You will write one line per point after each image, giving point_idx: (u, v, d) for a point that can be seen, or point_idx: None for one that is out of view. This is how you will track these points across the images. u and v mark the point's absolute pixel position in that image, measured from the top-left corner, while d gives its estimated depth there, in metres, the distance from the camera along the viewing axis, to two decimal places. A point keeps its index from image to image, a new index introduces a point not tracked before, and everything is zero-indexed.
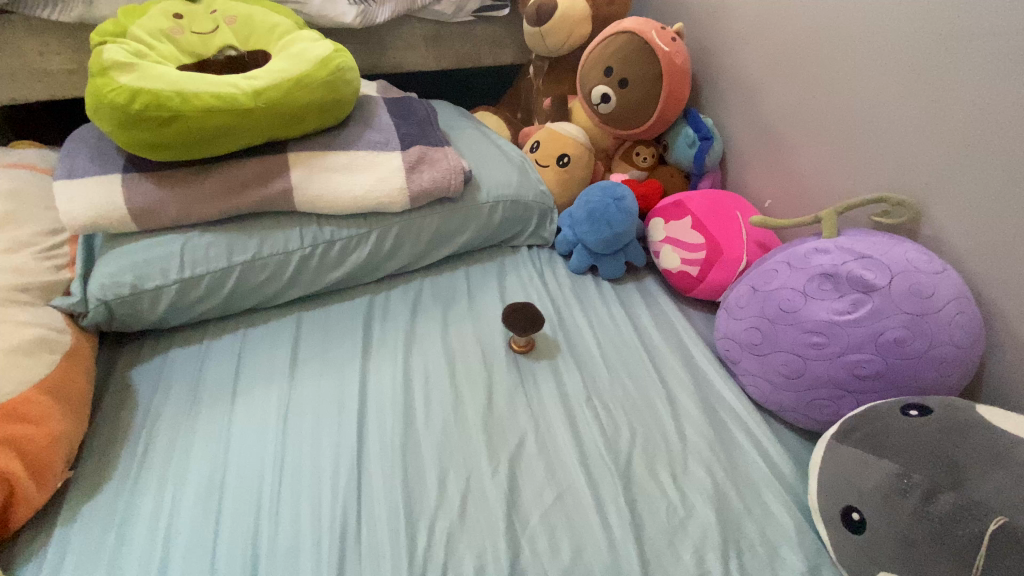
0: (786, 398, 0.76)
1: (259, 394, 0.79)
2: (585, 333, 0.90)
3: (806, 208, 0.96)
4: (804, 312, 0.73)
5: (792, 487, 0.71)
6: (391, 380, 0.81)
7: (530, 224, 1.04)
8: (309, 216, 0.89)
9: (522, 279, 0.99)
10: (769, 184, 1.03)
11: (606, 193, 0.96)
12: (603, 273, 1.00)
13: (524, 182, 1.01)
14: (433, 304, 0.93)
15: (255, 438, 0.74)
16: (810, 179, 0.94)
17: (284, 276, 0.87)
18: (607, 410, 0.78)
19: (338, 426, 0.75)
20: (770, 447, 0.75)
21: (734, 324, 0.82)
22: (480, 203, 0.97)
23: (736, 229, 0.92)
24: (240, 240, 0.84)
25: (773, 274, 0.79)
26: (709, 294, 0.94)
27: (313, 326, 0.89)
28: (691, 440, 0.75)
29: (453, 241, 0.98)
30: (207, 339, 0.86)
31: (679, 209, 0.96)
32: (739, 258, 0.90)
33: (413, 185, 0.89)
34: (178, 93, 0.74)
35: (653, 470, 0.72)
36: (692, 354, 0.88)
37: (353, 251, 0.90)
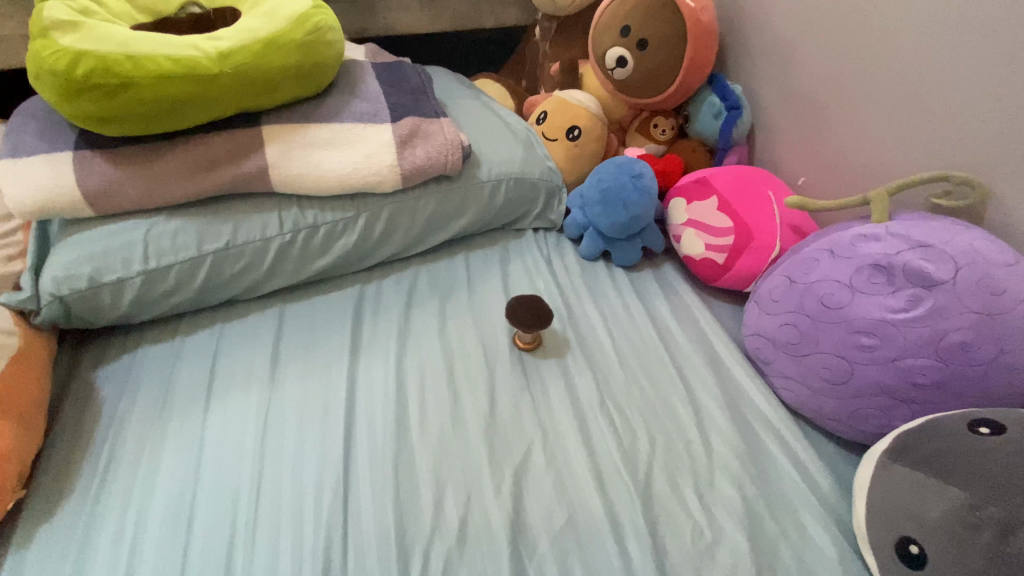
0: (827, 406, 0.68)
1: (237, 397, 0.71)
2: (597, 328, 0.81)
3: (848, 187, 0.85)
4: (851, 308, 0.64)
5: (833, 507, 0.63)
6: (383, 382, 0.72)
7: (537, 205, 0.94)
8: (290, 197, 0.79)
9: (528, 266, 0.90)
10: (804, 161, 0.92)
11: (622, 169, 0.86)
12: (617, 259, 0.91)
13: (529, 158, 0.92)
14: (430, 294, 0.84)
15: (231, 448, 0.66)
16: (853, 154, 0.83)
17: (264, 266, 0.78)
18: (623, 416, 0.70)
19: (323, 435, 0.67)
20: (808, 460, 0.67)
21: (766, 319, 0.73)
22: (482, 182, 0.87)
23: (768, 212, 0.82)
24: (212, 226, 0.75)
25: (814, 264, 0.69)
26: (736, 284, 0.85)
27: (297, 320, 0.80)
28: (717, 451, 0.67)
29: (451, 225, 0.89)
30: (180, 336, 0.78)
31: (703, 188, 0.87)
32: (772, 245, 0.81)
33: (404, 163, 0.79)
34: (128, 57, 0.64)
35: (675, 487, 0.64)
36: (717, 352, 0.79)
37: (339, 237, 0.81)
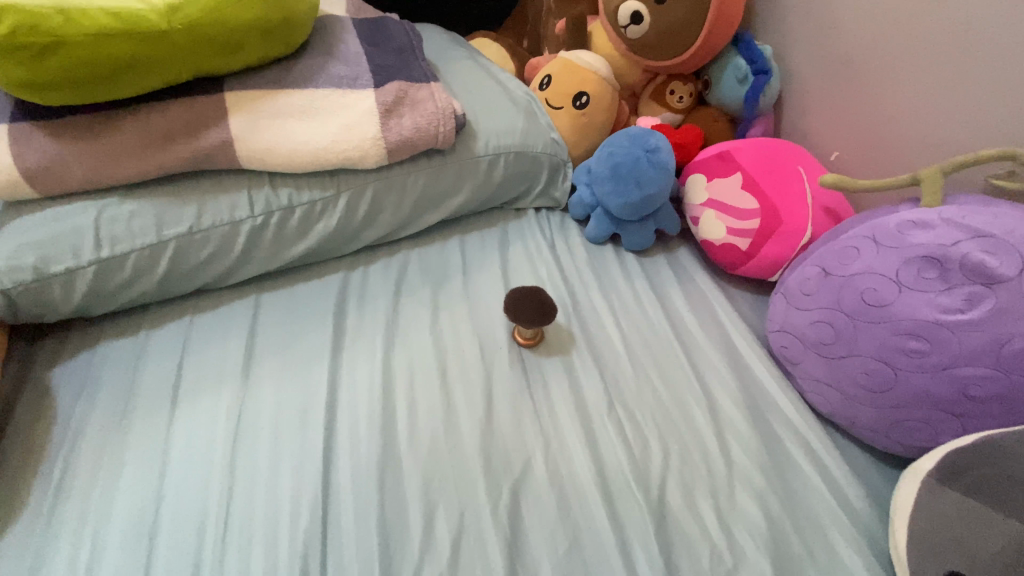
0: (863, 414, 0.61)
1: (206, 401, 0.64)
2: (605, 320, 0.73)
3: (889, 164, 0.75)
4: (897, 307, 0.56)
5: (867, 526, 0.57)
6: (368, 383, 0.65)
7: (540, 181, 0.85)
8: (261, 174, 0.70)
9: (529, 250, 0.82)
10: (840, 133, 0.82)
11: (635, 143, 0.77)
12: (627, 243, 0.82)
13: (531, 130, 0.82)
14: (421, 282, 0.77)
15: (200, 459, 0.59)
16: (899, 126, 0.73)
17: (234, 252, 0.70)
18: (633, 423, 0.63)
19: (301, 442, 0.60)
20: (838, 472, 0.60)
21: (795, 315, 0.66)
22: (478, 156, 0.78)
23: (798, 191, 0.74)
24: (173, 208, 0.66)
25: (854, 254, 0.61)
26: (759, 273, 0.77)
27: (274, 311, 0.72)
28: (738, 463, 0.61)
29: (444, 204, 0.80)
30: (144, 329, 0.70)
31: (725, 165, 0.78)
32: (802, 229, 0.72)
33: (390, 135, 0.70)
34: (58, 10, 0.54)
35: (692, 503, 0.57)
36: (737, 348, 0.72)
37: (318, 219, 0.73)
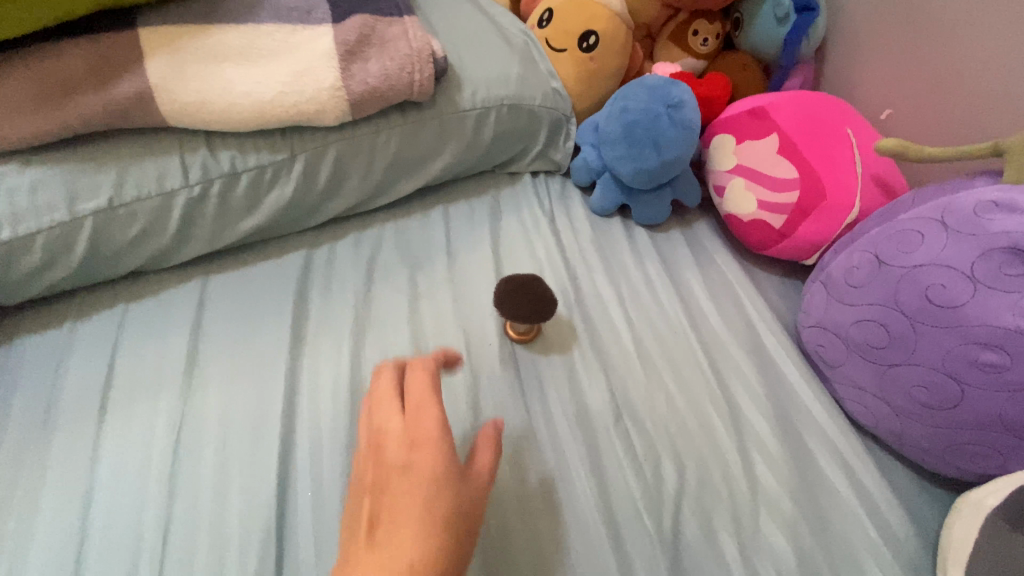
0: (914, 430, 0.52)
1: (141, 410, 0.54)
2: (611, 310, 0.63)
3: (954, 122, 0.63)
4: (970, 310, 0.46)
5: (910, 560, 0.49)
6: (333, 387, 0.55)
7: (537, 141, 0.73)
8: (196, 134, 0.57)
9: (525, 224, 0.70)
10: (895, 85, 0.69)
11: (652, 95, 0.64)
12: (638, 215, 0.71)
13: (528, 78, 0.69)
14: (397, 262, 0.65)
15: (134, 483, 0.50)
16: (970, 73, 0.61)
17: (169, 229, 0.58)
18: (643, 436, 0.54)
19: (253, 462, 0.51)
20: (877, 494, 0.52)
21: (838, 311, 0.56)
22: (464, 111, 0.65)
23: (845, 157, 0.62)
24: (87, 176, 0.54)
25: (917, 242, 0.50)
26: (791, 254, 0.66)
27: (223, 299, 0.61)
28: (764, 485, 0.52)
29: (424, 169, 0.68)
30: (70, 322, 0.59)
31: (758, 123, 0.65)
32: (846, 204, 0.61)
33: (352, 83, 0.56)
34: None
35: (710, 534, 0.49)
36: (762, 343, 0.62)
37: (269, 188, 0.60)
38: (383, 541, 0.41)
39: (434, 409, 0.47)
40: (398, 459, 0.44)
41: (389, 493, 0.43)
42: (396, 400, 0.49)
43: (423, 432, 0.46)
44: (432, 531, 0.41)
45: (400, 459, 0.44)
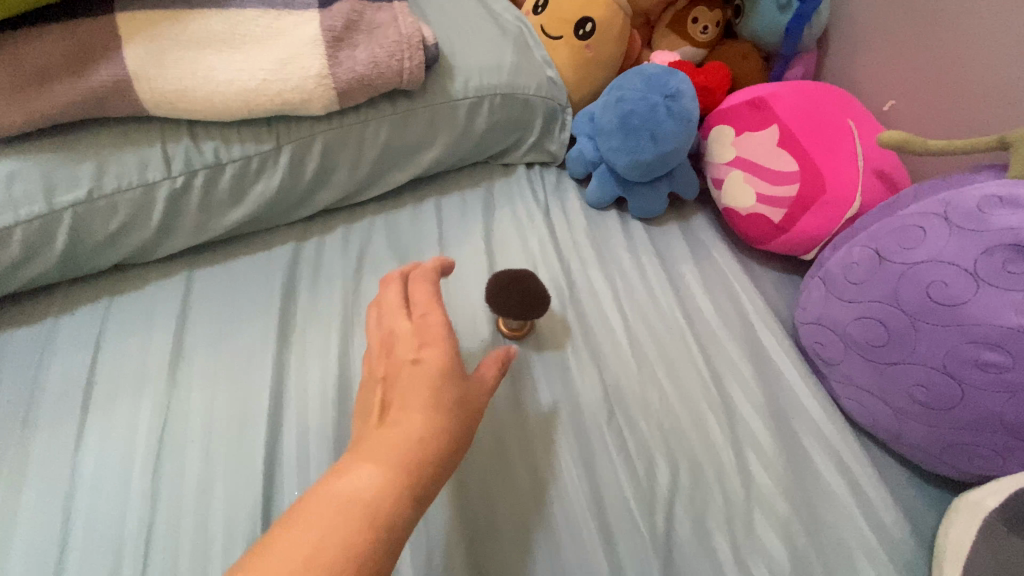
0: (912, 430, 0.51)
1: (124, 407, 0.52)
2: (606, 305, 0.62)
3: (960, 113, 0.61)
4: (971, 308, 0.45)
5: (905, 561, 0.48)
6: (320, 384, 0.54)
7: (532, 132, 0.71)
8: (178, 123, 0.56)
9: (519, 217, 0.69)
10: (899, 75, 0.67)
11: (649, 84, 0.62)
12: (634, 208, 0.70)
13: (523, 67, 0.67)
14: (388, 256, 0.64)
15: (116, 481, 0.48)
16: (976, 61, 0.59)
17: (152, 222, 0.56)
18: (637, 434, 0.53)
19: (239, 460, 0.50)
20: (873, 494, 0.52)
21: (836, 307, 0.55)
22: (456, 100, 0.63)
23: (846, 150, 0.60)
24: (65, 166, 0.52)
25: (918, 237, 0.49)
26: (789, 249, 0.65)
27: (209, 294, 0.60)
28: (758, 485, 0.51)
29: (415, 159, 0.66)
30: (51, 316, 0.58)
31: (757, 114, 0.64)
32: (846, 197, 0.59)
33: (339, 71, 0.55)
34: None
35: (703, 535, 0.49)
36: (759, 340, 0.61)
37: (255, 180, 0.59)
38: (396, 422, 0.38)
39: (440, 315, 0.46)
40: (407, 353, 0.43)
41: (397, 383, 0.41)
42: (402, 307, 0.47)
43: (432, 328, 0.44)
44: (445, 415, 0.39)
45: (409, 354, 0.43)
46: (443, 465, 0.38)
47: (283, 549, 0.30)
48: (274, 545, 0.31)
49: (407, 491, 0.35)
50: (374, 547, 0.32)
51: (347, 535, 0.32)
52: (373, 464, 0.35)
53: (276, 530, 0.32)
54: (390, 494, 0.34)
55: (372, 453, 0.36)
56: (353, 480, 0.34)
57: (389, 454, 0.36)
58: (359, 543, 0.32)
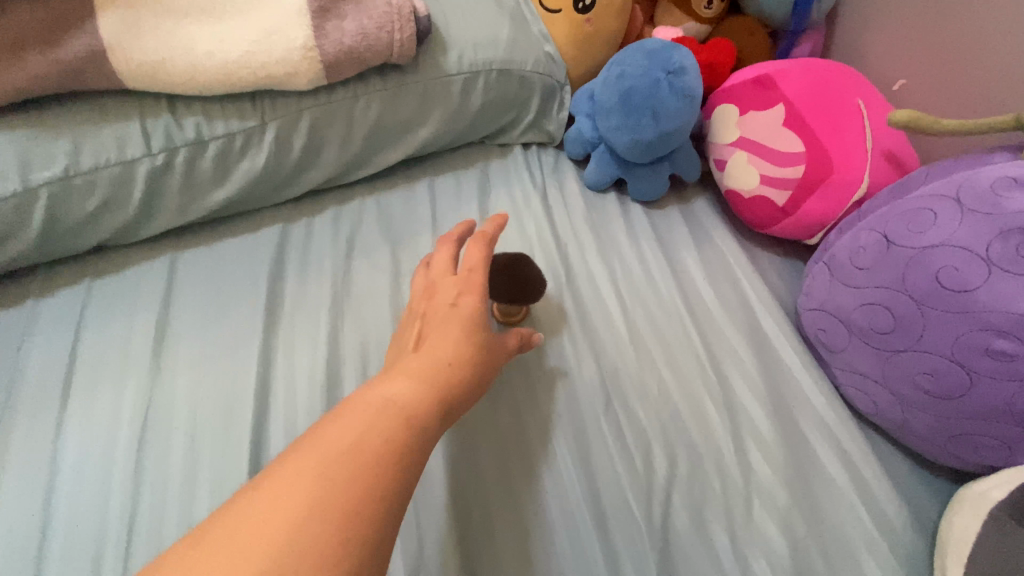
0: (918, 419, 0.50)
1: (106, 393, 0.51)
2: (603, 290, 0.60)
3: (976, 89, 0.58)
4: (983, 294, 0.43)
5: (906, 552, 0.47)
6: (308, 371, 0.53)
7: (529, 110, 0.69)
8: (158, 98, 0.53)
9: (515, 199, 0.67)
10: (914, 50, 0.65)
11: (651, 59, 0.60)
12: (634, 190, 0.67)
13: (519, 41, 0.64)
14: (379, 238, 0.62)
15: (97, 469, 0.47)
16: (994, 32, 0.56)
17: (133, 201, 0.54)
18: (635, 423, 0.52)
19: (224, 448, 0.48)
20: (875, 484, 0.51)
21: (841, 293, 0.53)
22: (450, 75, 0.61)
23: (855, 130, 0.58)
24: (39, 143, 0.50)
25: (928, 221, 0.47)
26: (793, 233, 0.63)
27: (194, 276, 0.58)
28: (757, 475, 0.50)
29: (407, 137, 0.64)
30: (31, 299, 0.56)
31: (763, 92, 0.61)
32: (853, 179, 0.57)
33: (326, 43, 0.52)
34: None
35: (701, 526, 0.47)
36: (760, 327, 0.60)
37: (240, 158, 0.57)
38: (430, 351, 0.40)
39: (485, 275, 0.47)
40: (445, 296, 0.45)
41: (433, 320, 0.43)
42: (449, 267, 0.49)
43: (469, 277, 0.46)
44: (476, 348, 0.42)
45: (447, 298, 0.45)
46: (471, 389, 0.40)
47: (328, 433, 0.32)
48: (318, 433, 0.32)
49: (439, 404, 0.37)
50: (410, 445, 0.33)
51: (386, 432, 0.33)
52: (410, 378, 0.38)
53: (318, 423, 0.33)
54: (425, 404, 0.36)
55: (407, 371, 0.38)
56: (391, 388, 0.36)
57: (425, 371, 0.38)
58: (398, 437, 0.33)
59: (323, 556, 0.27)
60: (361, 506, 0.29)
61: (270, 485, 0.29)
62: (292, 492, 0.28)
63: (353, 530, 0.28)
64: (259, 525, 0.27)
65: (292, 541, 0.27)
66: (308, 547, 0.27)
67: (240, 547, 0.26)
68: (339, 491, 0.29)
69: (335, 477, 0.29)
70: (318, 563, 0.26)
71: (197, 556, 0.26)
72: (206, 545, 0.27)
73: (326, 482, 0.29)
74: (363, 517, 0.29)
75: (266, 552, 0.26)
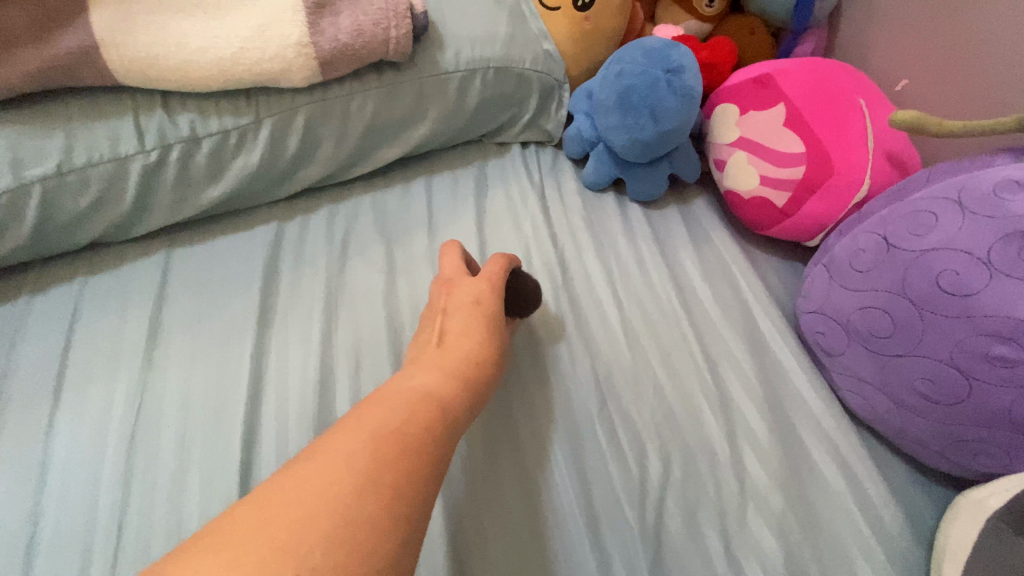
0: (915, 425, 0.49)
1: (97, 389, 0.50)
2: (600, 290, 0.59)
3: (978, 91, 0.57)
4: (984, 299, 0.42)
5: (901, 558, 0.47)
6: (300, 369, 0.52)
7: (527, 108, 0.68)
8: (151, 94, 0.53)
9: (512, 197, 0.66)
10: (916, 51, 0.64)
11: (651, 59, 0.59)
12: (632, 190, 0.67)
13: (517, 38, 0.63)
14: (374, 236, 0.62)
15: (87, 467, 0.47)
16: (997, 33, 0.55)
17: (126, 198, 0.54)
18: (629, 424, 0.51)
19: (215, 447, 0.48)
20: (871, 488, 0.50)
21: (839, 296, 0.52)
22: (446, 73, 0.60)
23: (857, 131, 0.57)
24: (32, 138, 0.49)
25: (929, 223, 0.46)
26: (793, 234, 0.62)
27: (189, 273, 0.58)
28: (752, 478, 0.50)
29: (405, 135, 0.63)
30: (25, 295, 0.56)
31: (763, 92, 0.61)
32: (854, 181, 0.57)
33: (322, 40, 0.52)
34: None
35: (694, 530, 0.47)
36: (758, 329, 0.59)
37: (234, 155, 0.56)
38: (455, 347, 0.43)
39: (501, 281, 0.50)
40: (465, 295, 0.47)
41: (453, 318, 0.46)
42: (461, 268, 0.51)
43: (487, 279, 0.49)
44: (495, 345, 0.45)
45: (466, 297, 0.47)
46: (491, 384, 0.43)
47: (366, 417, 0.33)
48: (363, 412, 0.34)
49: (465, 398, 0.39)
50: (442, 433, 0.35)
51: (425, 415, 0.35)
52: (438, 374, 0.39)
53: (357, 409, 0.35)
54: (453, 398, 0.38)
55: (435, 365, 0.40)
56: (421, 383, 0.38)
57: (453, 365, 0.41)
58: (432, 424, 0.35)
59: (373, 526, 0.28)
60: (403, 483, 0.30)
61: (324, 453, 0.30)
62: (339, 467, 0.29)
63: (400, 504, 0.29)
64: (311, 494, 0.28)
65: (347, 509, 0.27)
66: (357, 517, 0.27)
67: (295, 518, 0.27)
68: (384, 467, 0.30)
69: (379, 456, 0.30)
70: (368, 533, 0.27)
71: (254, 521, 0.27)
72: (252, 514, 0.27)
73: (372, 459, 0.30)
74: (408, 492, 0.30)
75: (319, 518, 0.27)
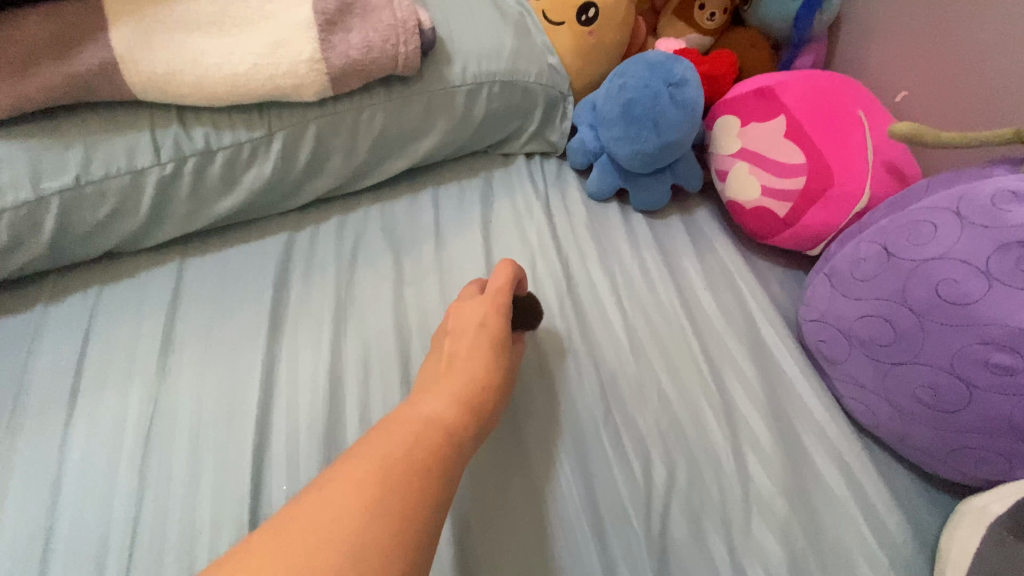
0: (917, 432, 0.50)
1: (112, 396, 0.51)
2: (604, 299, 0.60)
3: (977, 103, 0.58)
4: (982, 308, 0.43)
5: (905, 565, 0.47)
6: (310, 377, 0.53)
7: (532, 120, 0.69)
8: (167, 108, 0.54)
9: (517, 207, 0.67)
10: (915, 63, 0.65)
11: (654, 72, 0.60)
12: (636, 200, 0.68)
13: (522, 52, 0.65)
14: (382, 245, 0.63)
15: (102, 472, 0.48)
16: (995, 47, 0.56)
17: (142, 209, 0.55)
18: (633, 431, 0.52)
19: (227, 453, 0.49)
20: (874, 494, 0.51)
21: (841, 304, 0.53)
22: (453, 87, 0.61)
23: (857, 142, 0.58)
24: (52, 151, 0.51)
25: (928, 233, 0.47)
26: (795, 244, 0.63)
27: (201, 282, 0.59)
28: (756, 485, 0.50)
29: (413, 147, 0.65)
30: (42, 304, 0.57)
31: (764, 103, 0.62)
32: (855, 192, 0.58)
33: (333, 56, 0.53)
34: None
35: (699, 536, 0.47)
36: (761, 336, 0.60)
37: (247, 167, 0.58)
38: (462, 368, 0.44)
39: (507, 298, 0.51)
40: (472, 317, 0.48)
41: (461, 340, 0.47)
42: (477, 289, 0.53)
43: (494, 298, 0.50)
44: (501, 367, 0.46)
45: (473, 317, 0.48)
46: (497, 406, 0.44)
47: (378, 443, 0.34)
48: (373, 438, 0.35)
49: (471, 423, 0.40)
50: (450, 457, 0.36)
51: (432, 441, 0.36)
52: (445, 399, 0.41)
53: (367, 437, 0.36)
54: (460, 423, 0.39)
55: (443, 389, 0.41)
56: (429, 409, 0.39)
57: (459, 389, 0.42)
58: (440, 449, 0.36)
59: (385, 546, 0.28)
60: (412, 508, 0.31)
61: (337, 479, 0.31)
62: (352, 491, 0.30)
63: (410, 526, 0.30)
64: (325, 517, 0.29)
65: (359, 532, 0.28)
66: (370, 538, 0.28)
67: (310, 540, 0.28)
68: (394, 492, 0.31)
69: (389, 481, 0.32)
70: (381, 554, 0.28)
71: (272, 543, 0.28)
72: (271, 538, 0.28)
73: (383, 484, 0.31)
74: (417, 516, 0.31)
75: (334, 539, 0.28)
